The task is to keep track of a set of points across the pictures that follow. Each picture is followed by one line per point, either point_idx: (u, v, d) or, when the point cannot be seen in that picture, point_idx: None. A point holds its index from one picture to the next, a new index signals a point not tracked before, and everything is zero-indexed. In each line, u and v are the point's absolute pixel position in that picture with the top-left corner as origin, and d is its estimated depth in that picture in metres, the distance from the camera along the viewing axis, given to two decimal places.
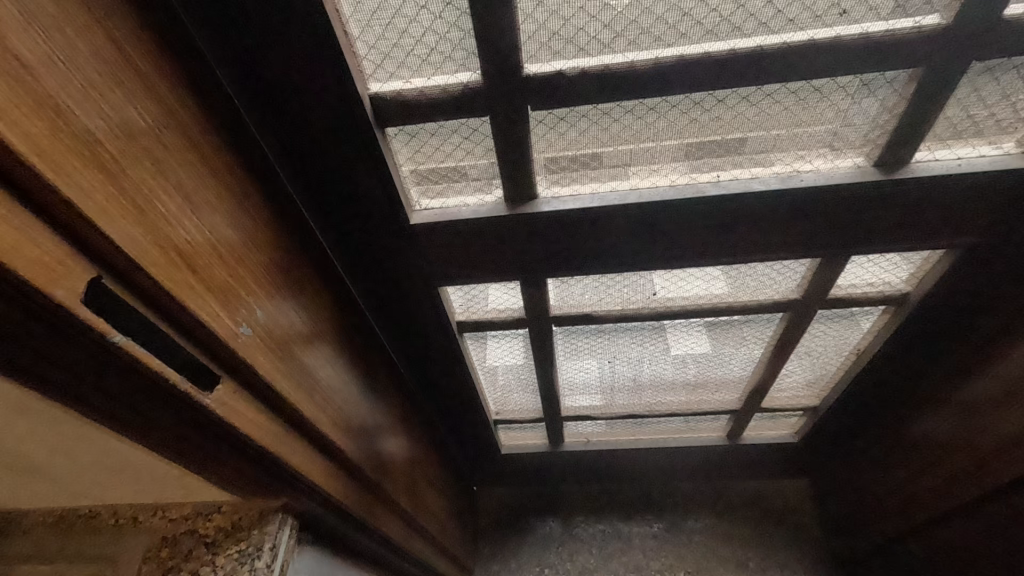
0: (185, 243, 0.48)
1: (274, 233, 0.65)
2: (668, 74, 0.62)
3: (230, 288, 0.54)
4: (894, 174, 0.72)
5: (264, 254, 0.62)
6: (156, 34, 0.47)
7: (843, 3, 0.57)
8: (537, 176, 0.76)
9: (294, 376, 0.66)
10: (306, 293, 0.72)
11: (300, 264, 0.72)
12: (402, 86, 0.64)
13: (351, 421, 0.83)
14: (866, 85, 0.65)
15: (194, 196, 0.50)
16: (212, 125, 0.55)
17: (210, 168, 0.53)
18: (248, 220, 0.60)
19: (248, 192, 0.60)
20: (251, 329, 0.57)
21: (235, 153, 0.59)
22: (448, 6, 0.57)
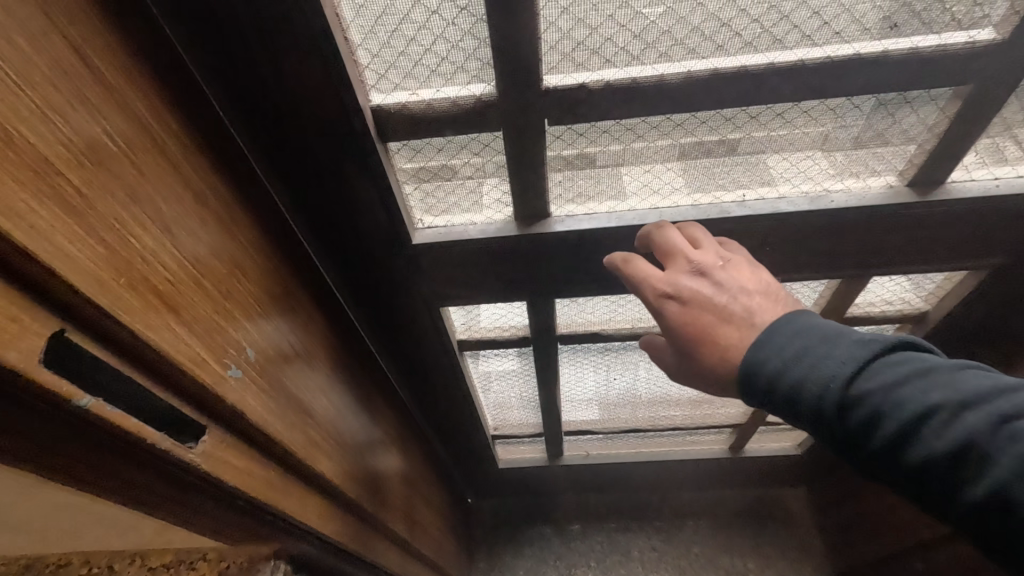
0: (166, 282, 0.41)
1: (264, 260, 0.59)
2: (700, 90, 0.56)
3: (217, 329, 0.47)
4: (929, 195, 0.68)
5: (253, 286, 0.55)
6: (127, 44, 0.41)
7: (894, 16, 0.52)
8: (552, 195, 0.71)
9: (292, 416, 0.60)
10: (301, 323, 0.66)
11: (294, 291, 0.66)
12: (407, 98, 0.58)
13: (349, 455, 0.77)
14: (910, 103, 0.60)
15: (175, 226, 0.44)
16: (194, 145, 0.48)
17: (192, 194, 0.47)
18: (235, 249, 0.53)
19: (235, 216, 0.54)
20: (241, 371, 0.50)
21: (221, 173, 0.52)
22: (462, 12, 0.51)
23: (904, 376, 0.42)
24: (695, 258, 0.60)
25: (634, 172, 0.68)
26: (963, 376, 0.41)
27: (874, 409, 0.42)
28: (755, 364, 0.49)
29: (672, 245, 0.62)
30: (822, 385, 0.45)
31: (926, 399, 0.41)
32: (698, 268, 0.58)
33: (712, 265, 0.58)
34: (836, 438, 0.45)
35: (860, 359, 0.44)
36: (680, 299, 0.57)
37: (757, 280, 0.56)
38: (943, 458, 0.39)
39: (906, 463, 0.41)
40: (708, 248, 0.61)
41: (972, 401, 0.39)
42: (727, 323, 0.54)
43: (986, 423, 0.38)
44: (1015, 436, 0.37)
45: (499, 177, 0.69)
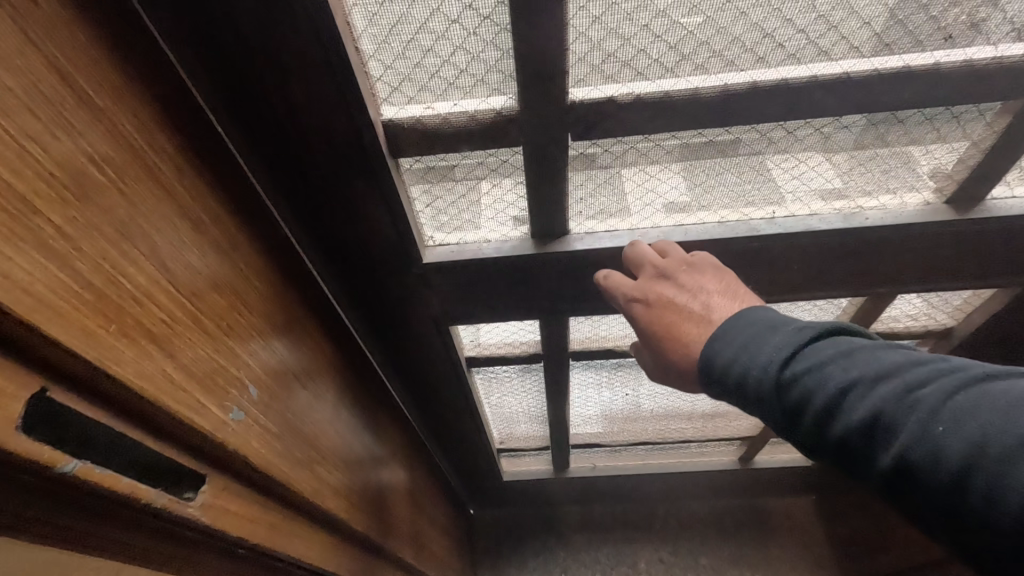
0: (161, 323, 0.36)
1: (270, 286, 0.54)
2: (737, 104, 0.53)
3: (218, 370, 0.42)
4: (968, 213, 0.65)
5: (258, 315, 0.50)
6: (121, 59, 0.36)
7: (949, 27, 0.48)
8: (571, 213, 0.68)
9: (301, 453, 0.56)
10: (309, 350, 0.62)
11: (302, 317, 0.61)
12: (421, 112, 0.54)
13: (357, 485, 0.73)
14: (955, 116, 0.57)
15: (173, 261, 0.38)
16: (196, 166, 0.43)
17: (191, 222, 0.41)
18: (240, 276, 0.48)
19: (241, 240, 0.49)
20: (244, 412, 0.45)
21: (226, 195, 0.48)
22: (485, 21, 0.47)
23: (829, 356, 0.41)
24: (662, 263, 0.58)
25: (630, 172, 0.63)
26: (881, 354, 0.40)
27: (802, 389, 0.41)
28: (707, 357, 0.48)
29: (641, 252, 0.61)
30: (757, 369, 0.44)
31: (845, 376, 0.40)
32: (662, 271, 0.57)
33: (677, 268, 0.56)
34: (772, 423, 0.44)
35: (792, 344, 0.44)
36: (644, 302, 0.57)
37: (722, 279, 0.54)
38: (858, 431, 0.39)
39: (829, 440, 0.40)
40: (675, 253, 0.58)
41: (884, 374, 0.39)
42: (688, 321, 0.52)
43: (893, 393, 0.38)
44: (918, 405, 0.37)
45: (516, 194, 0.65)
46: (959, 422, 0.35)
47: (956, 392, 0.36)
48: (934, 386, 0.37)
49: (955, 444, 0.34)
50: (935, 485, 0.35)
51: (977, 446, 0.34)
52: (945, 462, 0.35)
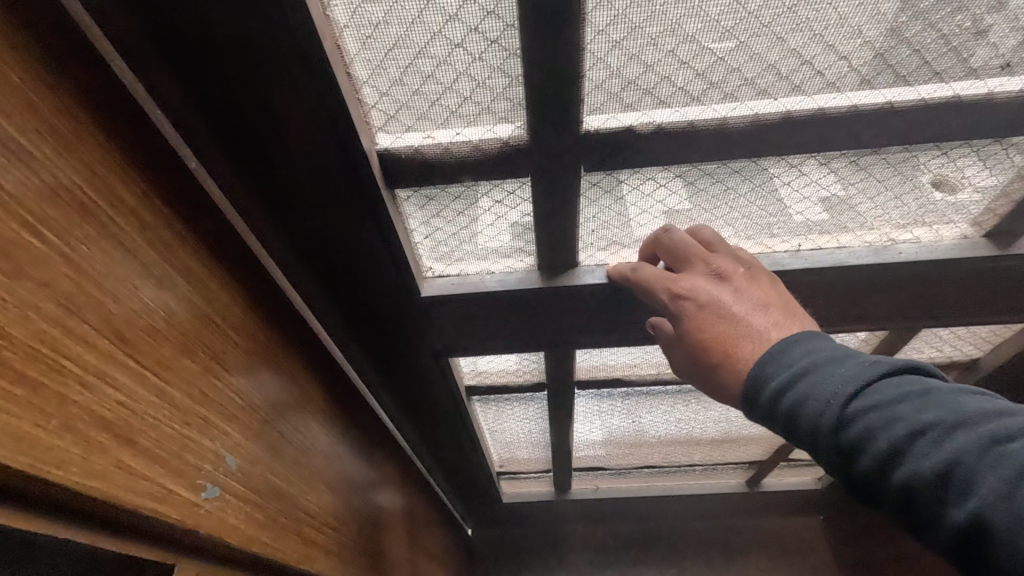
0: (118, 406, 0.31)
1: (255, 335, 0.49)
2: (766, 133, 0.48)
3: (187, 447, 0.37)
4: (1008, 248, 0.60)
5: (240, 372, 0.45)
6: (69, 99, 0.31)
7: (1009, 55, 0.43)
8: (582, 244, 0.63)
9: (287, 517, 0.51)
10: (300, 399, 0.57)
11: (293, 363, 0.56)
12: (420, 141, 0.49)
13: (349, 534, 0.68)
14: (1002, 148, 0.52)
15: (131, 330, 0.33)
16: (165, 212, 0.38)
17: (156, 280, 0.36)
18: (217, 330, 0.43)
19: (221, 289, 0.44)
20: (220, 489, 0.40)
21: (205, 240, 0.42)
22: (492, 46, 0.42)
23: (900, 393, 0.37)
24: (714, 260, 0.55)
25: (631, 194, 0.57)
26: (964, 398, 0.36)
27: (865, 426, 0.37)
28: (760, 377, 0.45)
29: (686, 240, 0.57)
30: (817, 402, 0.40)
31: (918, 418, 0.35)
32: (719, 272, 0.54)
33: (732, 270, 0.54)
34: (824, 460, 0.40)
35: (860, 376, 0.39)
36: (698, 302, 0.53)
37: (776, 293, 0.52)
38: (929, 485, 0.34)
39: (890, 488, 0.36)
40: (727, 248, 0.56)
41: (963, 420, 0.34)
42: (743, 335, 0.49)
43: (975, 443, 0.33)
44: (1006, 460, 0.32)
45: (523, 224, 0.60)
46: None
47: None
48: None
49: None
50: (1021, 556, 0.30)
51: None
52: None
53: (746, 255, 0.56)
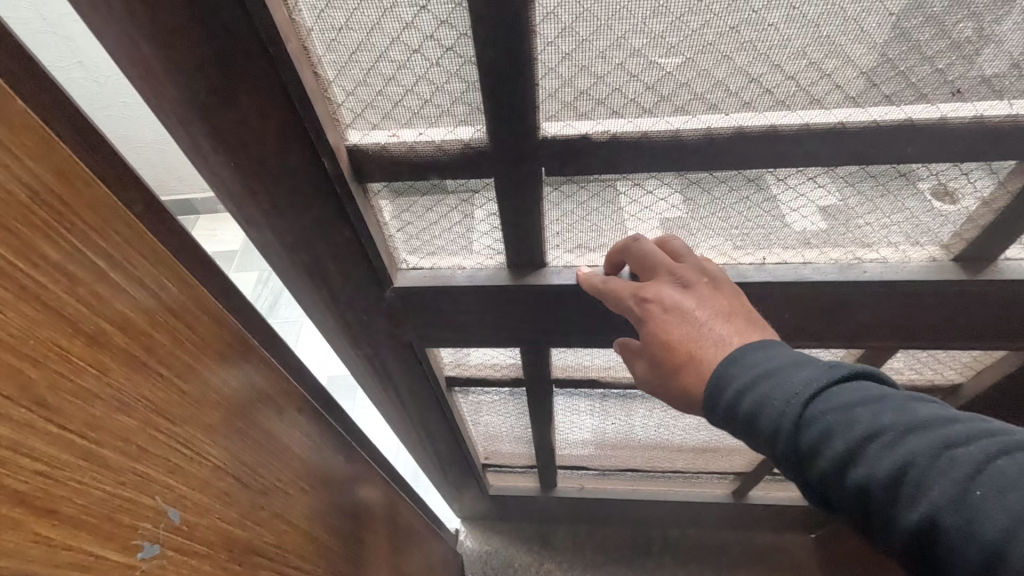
0: (34, 477, 0.24)
1: (225, 357, 0.39)
2: (720, 148, 0.49)
3: (127, 508, 0.29)
4: (976, 273, 0.60)
5: (203, 410, 0.36)
6: None
7: (959, 81, 0.43)
8: (548, 245, 0.65)
9: (270, 547, 0.45)
10: (283, 420, 0.48)
11: (277, 379, 0.48)
12: (386, 139, 0.52)
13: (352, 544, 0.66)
14: (963, 174, 0.52)
15: (54, 391, 0.25)
16: (122, 228, 0.30)
17: (82, 328, 0.27)
18: (171, 365, 0.33)
19: (179, 310, 0.35)
20: (170, 547, 0.32)
21: (157, 250, 0.32)
22: (448, 53, 0.44)
23: (859, 396, 0.41)
24: (680, 270, 0.57)
25: (592, 200, 0.59)
26: (916, 403, 0.39)
27: (824, 426, 0.41)
28: (720, 381, 0.49)
29: (654, 250, 0.58)
30: (779, 403, 0.43)
31: (875, 421, 0.39)
32: (684, 280, 0.56)
33: (697, 279, 0.56)
34: (784, 458, 0.43)
35: (820, 379, 0.43)
36: (661, 306, 0.56)
37: (737, 304, 0.55)
38: (882, 484, 0.38)
39: (846, 485, 0.40)
40: (693, 259, 0.58)
41: (918, 423, 0.38)
42: (702, 341, 0.53)
43: (929, 446, 0.37)
44: (956, 463, 0.36)
45: (490, 224, 0.62)
46: (1009, 493, 0.33)
47: (1002, 455, 0.35)
48: (978, 446, 0.36)
49: (998, 515, 0.33)
50: (963, 552, 0.34)
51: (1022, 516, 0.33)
52: (982, 529, 0.34)
53: (711, 266, 0.58)
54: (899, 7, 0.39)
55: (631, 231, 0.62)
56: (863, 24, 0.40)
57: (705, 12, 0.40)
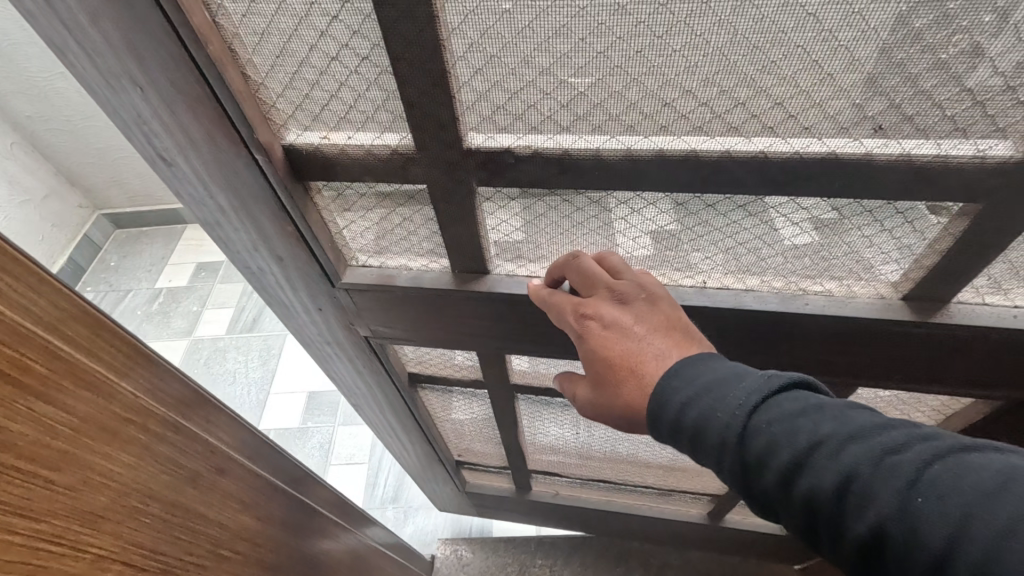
0: None
1: (126, 431, 0.32)
2: (641, 169, 0.49)
3: None
4: (924, 316, 0.57)
5: (93, 497, 0.29)
6: None
7: (880, 117, 0.41)
8: (489, 254, 0.65)
9: None
10: (218, 494, 0.41)
11: (210, 452, 0.40)
12: (319, 141, 0.53)
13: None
14: (899, 212, 0.50)
15: None
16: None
17: None
18: (41, 458, 0.26)
19: (60, 398, 0.28)
20: None
21: (21, 330, 0.26)
22: (364, 61, 0.45)
23: (801, 406, 0.43)
24: (618, 286, 0.56)
25: (526, 213, 0.59)
26: (853, 411, 0.42)
27: (770, 439, 0.42)
28: (664, 395, 0.49)
29: (593, 268, 0.57)
30: (725, 415, 0.45)
31: (818, 431, 0.41)
32: (621, 296, 0.55)
33: (635, 295, 0.55)
34: (732, 469, 0.44)
35: (762, 390, 0.45)
36: (600, 323, 0.55)
37: (676, 317, 0.54)
38: (827, 493, 0.40)
39: (795, 494, 0.42)
40: (632, 275, 0.57)
41: (857, 434, 0.40)
42: (642, 356, 0.52)
43: (869, 455, 0.39)
44: (896, 471, 0.38)
45: (430, 228, 0.63)
46: (948, 499, 0.36)
47: (935, 462, 0.38)
48: (914, 453, 0.38)
49: (937, 522, 0.36)
50: (910, 557, 0.37)
51: (959, 521, 0.35)
52: (925, 534, 0.36)
53: (650, 280, 0.57)
54: (805, 39, 0.38)
55: (570, 246, 0.61)
56: (771, 55, 0.39)
57: (606, 35, 0.40)
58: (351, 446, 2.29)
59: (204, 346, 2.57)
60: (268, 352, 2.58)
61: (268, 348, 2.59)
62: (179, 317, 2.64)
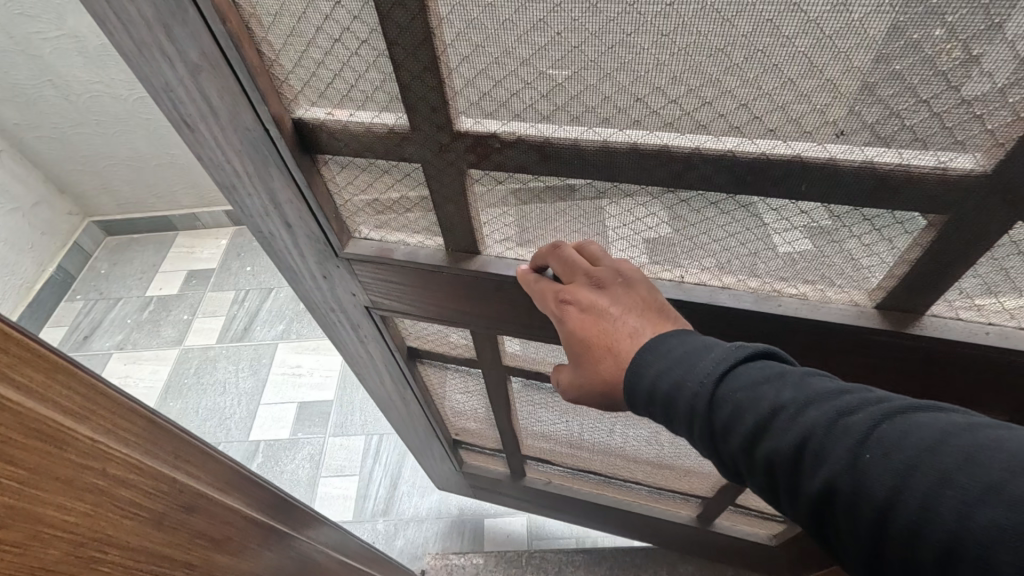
0: None
1: (84, 479, 0.27)
2: (617, 161, 0.51)
3: None
4: (895, 326, 0.58)
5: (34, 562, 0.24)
6: None
7: (841, 123, 0.43)
8: (480, 235, 0.69)
9: None
10: (188, 544, 0.36)
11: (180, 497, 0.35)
12: (324, 116, 0.58)
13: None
14: (868, 220, 0.51)
15: None
16: None
17: None
18: None
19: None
20: None
21: None
22: (364, 44, 0.49)
23: (763, 375, 0.45)
24: (595, 271, 0.58)
25: (513, 198, 0.62)
26: (812, 377, 0.44)
27: (734, 406, 0.45)
28: (638, 368, 0.51)
29: (574, 259, 0.59)
30: (694, 383, 0.47)
31: (779, 398, 0.43)
32: (597, 280, 0.58)
33: (611, 279, 0.58)
34: (701, 433, 0.47)
35: (728, 360, 0.47)
36: (578, 306, 0.58)
37: (651, 297, 0.56)
38: (785, 455, 0.42)
39: (756, 457, 0.44)
40: (609, 262, 0.59)
41: (815, 398, 0.42)
42: (618, 333, 0.55)
43: (824, 418, 0.41)
44: (848, 431, 0.40)
45: (425, 206, 0.67)
46: (893, 454, 0.38)
47: (883, 420, 0.40)
48: (866, 414, 0.40)
49: (883, 474, 0.38)
50: (858, 508, 0.39)
51: (903, 474, 0.38)
52: (872, 486, 0.39)
53: (626, 267, 0.59)
54: (766, 44, 0.40)
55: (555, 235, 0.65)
56: (733, 58, 0.42)
57: (580, 31, 0.43)
58: (341, 458, 2.29)
59: (195, 355, 2.66)
60: (258, 363, 2.62)
61: (257, 359, 2.63)
62: (169, 325, 2.75)
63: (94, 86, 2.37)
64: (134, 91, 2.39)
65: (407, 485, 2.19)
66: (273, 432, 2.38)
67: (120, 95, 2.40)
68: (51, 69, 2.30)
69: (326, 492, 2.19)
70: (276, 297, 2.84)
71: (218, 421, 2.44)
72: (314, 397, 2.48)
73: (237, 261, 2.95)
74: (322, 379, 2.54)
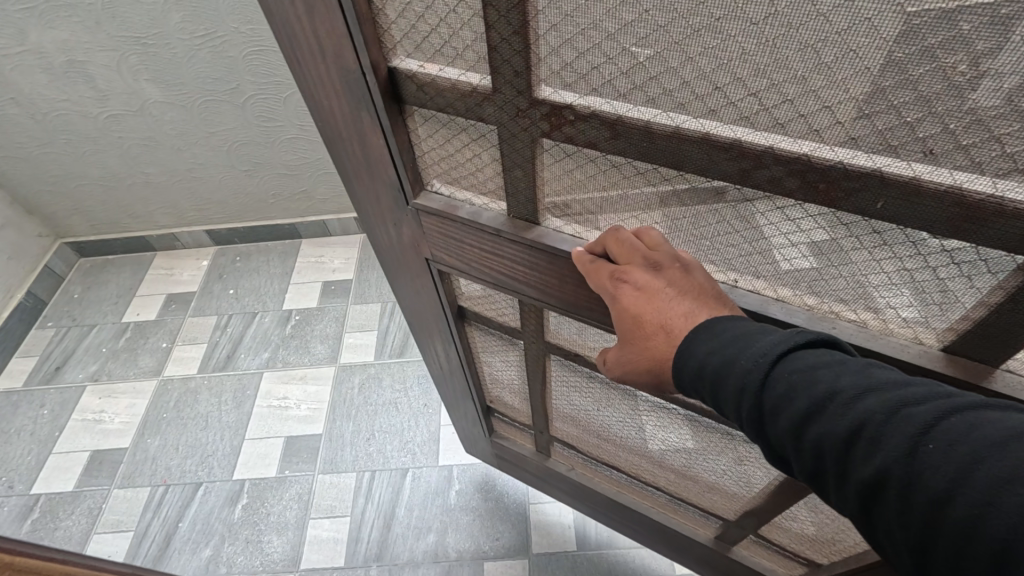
0: None
1: None
2: (685, 149, 0.51)
3: None
4: (960, 371, 0.53)
5: None
6: None
7: (930, 140, 0.41)
8: (541, 207, 0.71)
9: None
10: None
11: None
12: (417, 68, 0.62)
13: None
14: (949, 253, 0.47)
15: None
16: None
17: None
18: None
19: None
20: None
21: None
22: (462, 4, 0.52)
23: (822, 360, 0.44)
24: (652, 255, 0.58)
25: (578, 173, 0.63)
26: (874, 368, 0.43)
27: (788, 386, 0.44)
28: (688, 345, 0.52)
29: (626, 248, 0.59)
30: (748, 361, 0.46)
31: (835, 383, 0.42)
32: (653, 263, 0.57)
33: (667, 263, 0.57)
34: (749, 413, 0.46)
35: (787, 343, 0.46)
36: (632, 284, 0.58)
37: (708, 285, 0.56)
38: (834, 441, 0.41)
39: (805, 442, 0.43)
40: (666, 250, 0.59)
41: (874, 387, 0.41)
42: (671, 313, 0.55)
43: (883, 407, 0.40)
44: (907, 421, 0.39)
45: (495, 169, 0.70)
46: (957, 446, 0.37)
47: (947, 414, 0.39)
48: (931, 406, 0.39)
49: (943, 465, 0.37)
50: (912, 500, 0.38)
51: (967, 467, 0.36)
52: (929, 478, 0.37)
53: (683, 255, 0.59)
54: (859, 44, 0.39)
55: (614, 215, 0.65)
56: (823, 55, 0.41)
57: (667, 9, 0.44)
58: (332, 497, 1.94)
59: (172, 387, 2.31)
60: (241, 394, 2.28)
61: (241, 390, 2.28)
62: (146, 354, 2.43)
63: (60, 105, 2.15)
64: (104, 109, 2.16)
65: (402, 526, 1.85)
66: (259, 471, 2.03)
67: (92, 113, 2.18)
68: (14, 87, 2.08)
69: (314, 537, 1.85)
70: (260, 320, 2.51)
71: (199, 459, 2.09)
72: (302, 431, 2.13)
73: (221, 286, 2.66)
74: (312, 412, 2.19)
